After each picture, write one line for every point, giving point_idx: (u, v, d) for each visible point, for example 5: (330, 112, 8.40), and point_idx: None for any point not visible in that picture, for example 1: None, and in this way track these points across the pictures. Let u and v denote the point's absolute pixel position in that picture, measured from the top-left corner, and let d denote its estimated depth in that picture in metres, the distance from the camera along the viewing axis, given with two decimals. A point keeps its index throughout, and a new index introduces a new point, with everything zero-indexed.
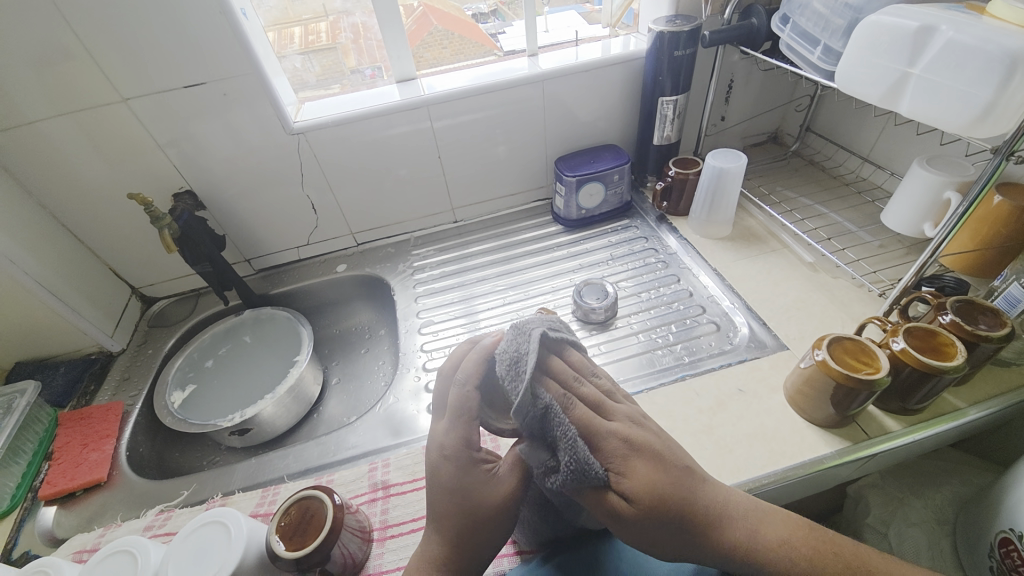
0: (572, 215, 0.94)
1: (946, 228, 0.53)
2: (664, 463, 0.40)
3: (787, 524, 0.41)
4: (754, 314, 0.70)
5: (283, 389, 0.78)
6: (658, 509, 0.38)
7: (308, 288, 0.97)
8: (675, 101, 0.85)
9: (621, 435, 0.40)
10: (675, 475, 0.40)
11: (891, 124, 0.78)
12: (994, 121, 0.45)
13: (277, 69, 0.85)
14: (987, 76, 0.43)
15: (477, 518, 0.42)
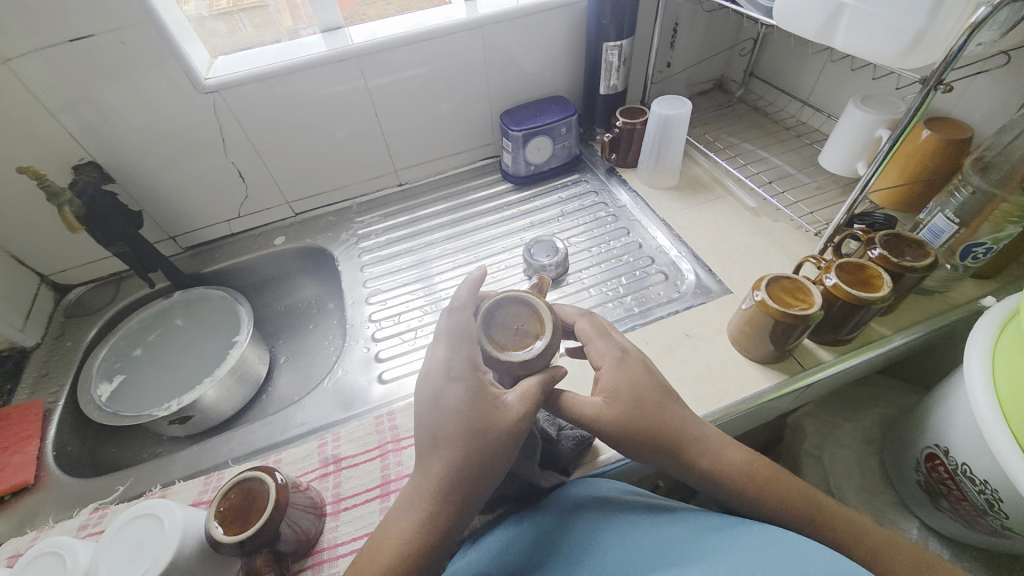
0: (520, 172, 0.91)
1: (875, 164, 0.54)
2: (641, 377, 0.46)
3: (747, 453, 0.46)
4: (700, 261, 0.71)
5: (223, 370, 0.75)
6: (635, 414, 0.44)
7: (244, 264, 0.90)
8: (620, 46, 0.82)
9: (610, 353, 0.47)
10: (657, 390, 0.46)
11: (828, 61, 0.79)
12: (925, 49, 0.44)
13: (190, 35, 0.75)
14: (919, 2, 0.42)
15: (497, 449, 0.41)
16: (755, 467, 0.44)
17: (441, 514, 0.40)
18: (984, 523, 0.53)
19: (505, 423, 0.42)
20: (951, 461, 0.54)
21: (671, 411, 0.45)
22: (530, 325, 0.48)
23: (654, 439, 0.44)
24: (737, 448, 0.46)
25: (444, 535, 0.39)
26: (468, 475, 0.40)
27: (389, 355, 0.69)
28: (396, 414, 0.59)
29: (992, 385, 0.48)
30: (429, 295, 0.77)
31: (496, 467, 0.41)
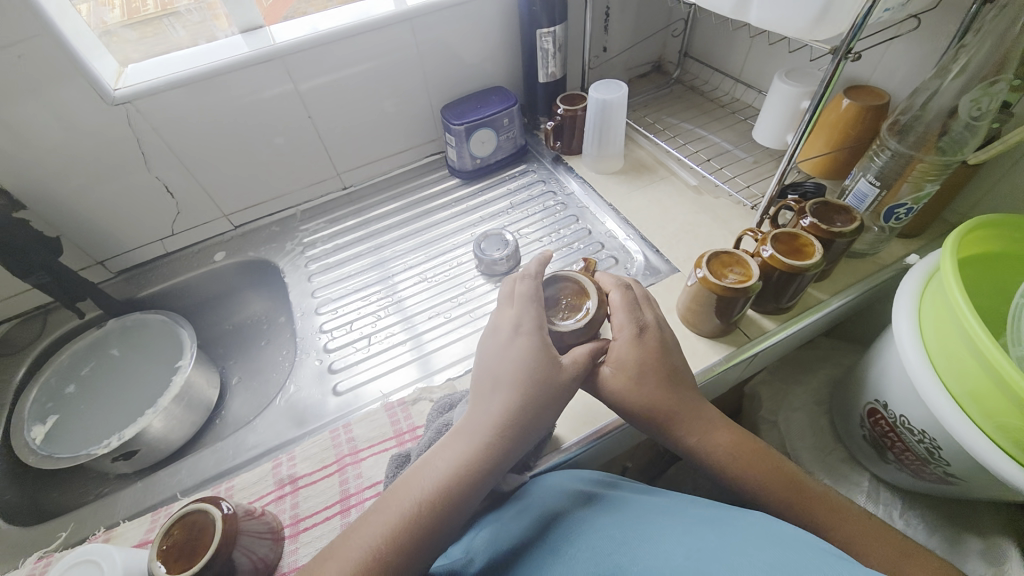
0: (466, 166, 0.89)
1: (800, 134, 0.56)
2: (653, 354, 0.49)
3: (740, 438, 0.48)
4: (648, 242, 0.72)
5: (168, 399, 0.71)
6: (636, 393, 0.48)
7: (183, 284, 0.85)
8: (553, 32, 0.81)
9: (630, 328, 0.51)
10: (667, 366, 0.49)
11: (750, 37, 0.81)
12: (833, 17, 0.44)
13: (96, 45, 0.69)
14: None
15: (547, 396, 0.46)
16: (744, 451, 0.47)
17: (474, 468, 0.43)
18: (926, 470, 0.55)
19: (550, 380, 0.46)
20: (890, 415, 0.57)
21: (669, 392, 0.48)
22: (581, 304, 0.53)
23: (646, 417, 0.48)
24: (731, 433, 0.48)
25: (469, 489, 0.42)
26: (506, 432, 0.44)
27: (342, 365, 0.67)
28: (352, 425, 0.57)
29: (920, 340, 0.51)
30: (386, 298, 0.75)
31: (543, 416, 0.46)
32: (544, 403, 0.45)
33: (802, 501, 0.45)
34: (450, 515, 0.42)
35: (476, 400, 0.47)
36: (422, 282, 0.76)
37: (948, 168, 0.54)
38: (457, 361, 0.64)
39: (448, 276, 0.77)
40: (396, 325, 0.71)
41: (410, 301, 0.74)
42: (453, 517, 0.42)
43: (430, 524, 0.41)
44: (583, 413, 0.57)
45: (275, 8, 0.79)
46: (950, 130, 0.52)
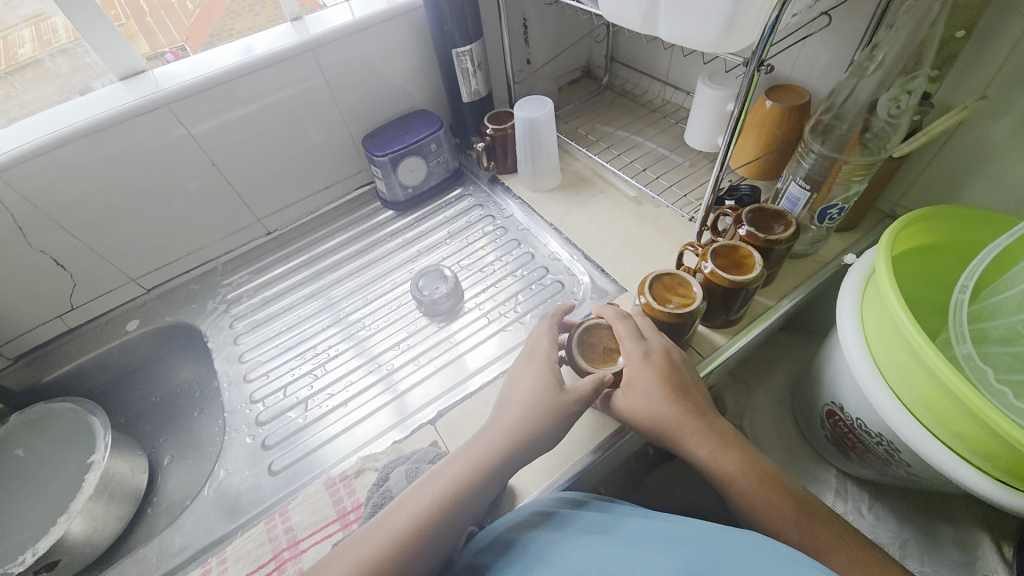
0: (399, 197, 0.84)
1: (728, 139, 0.52)
2: (663, 376, 0.48)
3: (750, 458, 0.46)
4: (592, 262, 0.70)
5: (82, 500, 0.62)
6: (646, 413, 0.48)
7: (93, 362, 0.76)
8: (470, 50, 0.77)
9: (643, 351, 0.49)
10: (677, 386, 0.48)
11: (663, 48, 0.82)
12: (740, 29, 0.42)
13: None
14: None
15: (548, 410, 0.48)
16: (752, 469, 0.46)
17: (492, 470, 0.46)
18: (888, 468, 0.55)
19: (559, 400, 0.48)
20: (847, 417, 0.56)
21: (677, 410, 0.47)
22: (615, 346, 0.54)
23: (648, 434, 0.48)
24: (740, 451, 0.47)
25: (485, 484, 0.45)
26: (525, 437, 0.47)
27: (277, 439, 0.60)
28: (290, 511, 0.51)
29: (865, 344, 0.50)
30: (339, 343, 0.70)
31: (544, 434, 0.47)
32: (554, 415, 0.47)
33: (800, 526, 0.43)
34: (460, 516, 0.44)
35: (503, 408, 0.50)
36: (380, 320, 0.72)
37: (874, 167, 0.53)
38: (429, 403, 0.60)
39: (402, 312, 0.72)
40: (348, 376, 0.65)
41: (374, 338, 0.69)
42: (463, 515, 0.44)
43: (443, 521, 0.43)
44: (541, 460, 0.52)
45: (198, 26, 0.75)
46: (872, 126, 0.51)
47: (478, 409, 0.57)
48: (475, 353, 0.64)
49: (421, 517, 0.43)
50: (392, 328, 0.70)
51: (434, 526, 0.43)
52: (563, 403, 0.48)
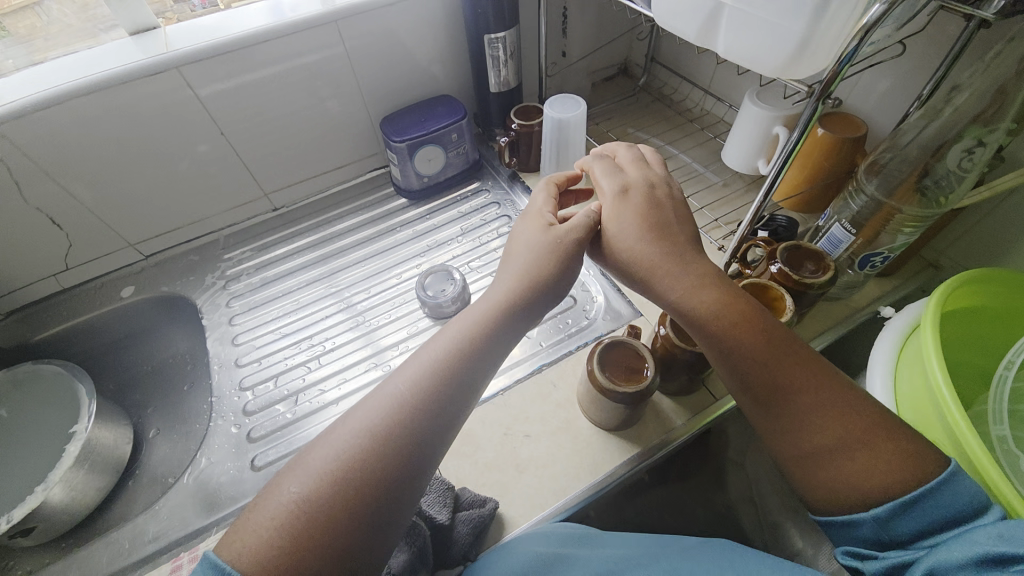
0: (413, 185, 0.80)
1: (778, 166, 0.47)
2: (640, 209, 0.47)
3: (728, 297, 0.42)
4: (608, 279, 0.66)
5: (61, 472, 0.61)
6: (622, 255, 0.46)
7: (84, 326, 0.74)
8: (504, 38, 0.72)
9: (618, 185, 0.49)
10: (655, 222, 0.46)
11: (715, 62, 0.77)
12: (810, 57, 0.37)
13: None
14: (799, 5, 0.35)
15: (548, 242, 0.48)
16: (729, 309, 0.41)
17: (507, 303, 0.45)
18: None
19: (561, 234, 0.48)
20: None
21: (653, 250, 0.45)
22: (640, 362, 0.48)
23: (625, 274, 0.47)
24: (718, 289, 0.42)
25: (499, 329, 0.45)
26: (541, 272, 0.47)
27: (262, 431, 0.58)
28: None
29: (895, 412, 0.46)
30: (337, 336, 0.67)
31: (547, 269, 0.47)
32: (559, 253, 0.47)
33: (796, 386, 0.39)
34: (452, 389, 0.41)
35: (510, 255, 0.50)
36: (382, 316, 0.69)
37: (929, 219, 0.49)
38: None
39: (405, 311, 0.69)
40: (342, 373, 0.63)
41: (374, 335, 0.67)
42: (448, 395, 0.40)
43: (429, 397, 0.40)
44: (534, 490, 0.49)
45: None
46: (934, 171, 0.47)
47: (474, 428, 0.54)
48: None
49: (424, 369, 0.41)
50: (391, 327, 0.67)
51: (423, 399, 0.39)
52: (564, 235, 0.48)
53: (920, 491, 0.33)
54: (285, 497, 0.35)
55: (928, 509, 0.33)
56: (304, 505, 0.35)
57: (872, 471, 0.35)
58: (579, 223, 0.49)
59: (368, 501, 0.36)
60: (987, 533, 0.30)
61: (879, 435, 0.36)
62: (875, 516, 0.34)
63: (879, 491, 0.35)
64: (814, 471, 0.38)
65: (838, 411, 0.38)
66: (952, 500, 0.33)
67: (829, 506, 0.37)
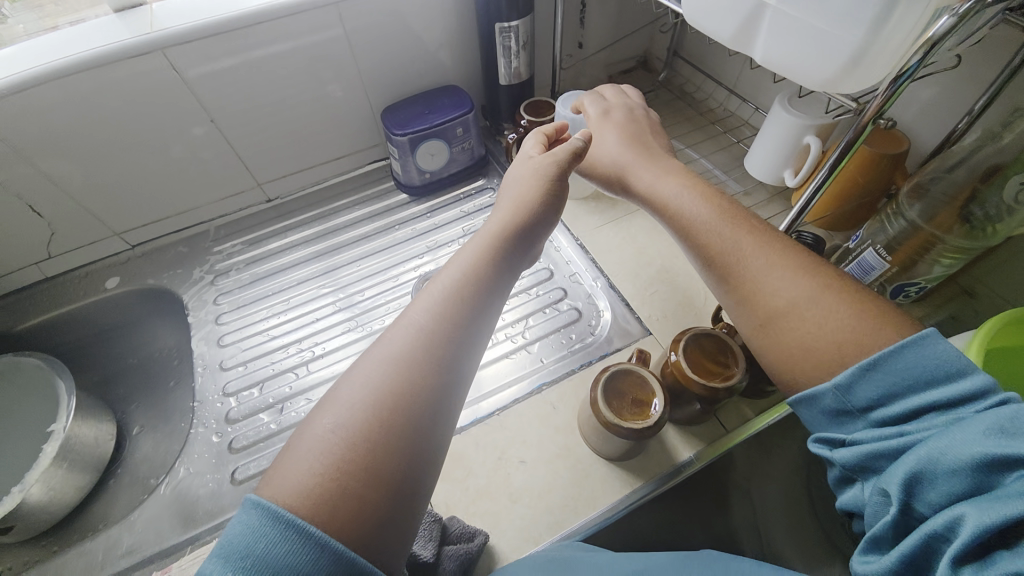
0: (414, 181, 0.76)
1: (817, 185, 0.43)
2: (621, 124, 0.56)
3: (698, 186, 0.48)
4: (617, 294, 0.62)
5: (37, 472, 0.58)
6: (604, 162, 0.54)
7: (69, 316, 0.71)
8: (517, 27, 0.67)
9: (602, 107, 0.59)
10: (635, 136, 0.55)
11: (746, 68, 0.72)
12: (864, 71, 0.33)
13: None
14: (858, 10, 0.30)
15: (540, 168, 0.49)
16: (700, 193, 0.47)
17: (511, 231, 0.45)
18: None
19: (551, 160, 0.49)
20: None
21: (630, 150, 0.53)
22: (647, 394, 0.44)
23: (609, 176, 0.54)
24: (687, 180, 0.49)
25: (495, 274, 0.43)
26: (530, 201, 0.47)
27: (244, 442, 0.55)
28: None
29: None
30: (329, 340, 0.64)
31: (534, 201, 0.47)
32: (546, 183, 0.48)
33: (766, 255, 0.42)
34: (464, 322, 0.39)
35: (500, 201, 0.49)
36: (377, 321, 0.65)
37: (973, 252, 0.45)
38: None
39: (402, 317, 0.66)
40: (331, 380, 0.60)
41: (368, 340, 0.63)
42: (463, 329, 0.39)
43: (447, 331, 0.38)
44: (528, 523, 0.46)
45: None
46: (984, 198, 0.42)
47: (467, 451, 0.50)
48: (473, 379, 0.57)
49: (449, 295, 0.40)
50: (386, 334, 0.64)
51: (441, 332, 0.37)
52: (553, 159, 0.49)
53: (878, 355, 0.33)
54: (323, 429, 0.32)
55: (889, 373, 0.32)
56: (344, 435, 0.32)
57: (825, 333, 0.37)
58: (560, 151, 0.49)
59: (415, 424, 0.34)
60: (976, 421, 0.27)
61: (830, 297, 0.38)
62: (835, 384, 0.34)
63: (834, 355, 0.36)
64: (774, 338, 0.39)
65: (794, 278, 0.40)
66: (914, 373, 0.32)
67: (792, 375, 0.38)
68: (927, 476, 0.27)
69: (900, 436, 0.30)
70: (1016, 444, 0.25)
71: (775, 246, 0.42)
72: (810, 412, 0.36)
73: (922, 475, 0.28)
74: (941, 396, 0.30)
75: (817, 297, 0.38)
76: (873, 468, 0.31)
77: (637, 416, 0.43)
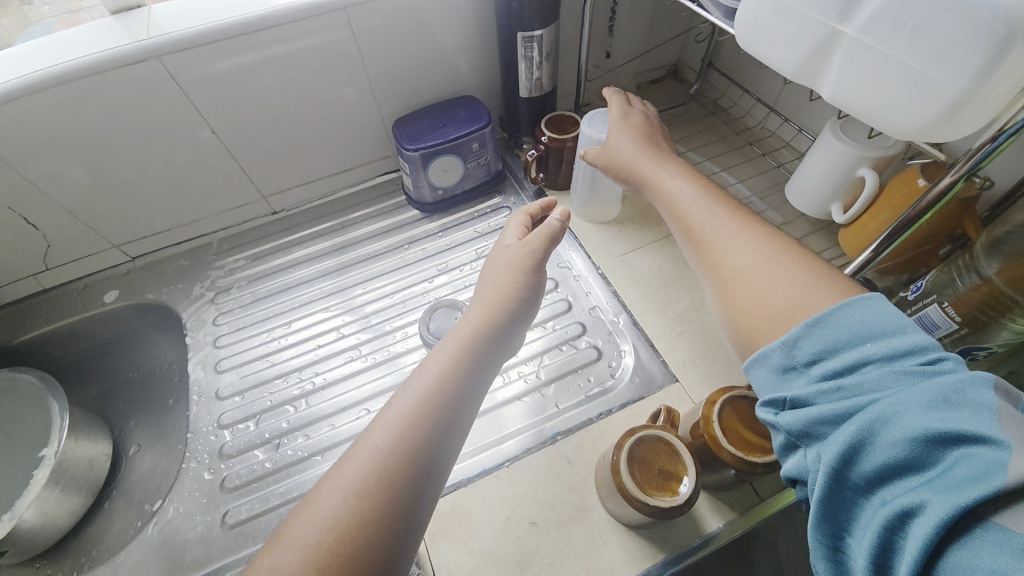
0: (426, 198, 0.72)
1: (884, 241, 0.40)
2: (634, 123, 0.53)
3: (694, 177, 0.45)
4: (641, 333, 0.58)
5: (26, 500, 0.56)
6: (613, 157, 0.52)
7: (68, 330, 0.69)
8: (541, 36, 0.62)
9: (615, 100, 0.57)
10: (645, 134, 0.52)
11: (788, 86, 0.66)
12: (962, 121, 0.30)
13: None
14: (963, 54, 0.28)
15: (516, 257, 0.47)
16: (694, 182, 0.44)
17: (486, 327, 0.42)
18: None
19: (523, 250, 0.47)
20: None
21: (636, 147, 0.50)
22: (677, 466, 0.39)
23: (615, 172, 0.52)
24: (686, 172, 0.46)
25: (471, 376, 0.38)
26: (505, 294, 0.44)
27: (237, 482, 0.52)
28: None
29: None
30: (331, 369, 0.60)
31: (505, 293, 0.44)
32: (516, 278, 0.45)
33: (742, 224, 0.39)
34: (438, 434, 0.34)
35: (479, 289, 0.46)
36: (382, 351, 0.61)
37: None
38: None
39: (409, 346, 0.62)
40: (330, 416, 0.56)
41: (372, 372, 0.59)
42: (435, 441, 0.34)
43: (417, 447, 0.33)
44: None
45: None
46: None
47: (473, 508, 0.47)
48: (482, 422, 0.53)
49: (437, 378, 0.37)
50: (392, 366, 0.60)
51: (412, 452, 0.33)
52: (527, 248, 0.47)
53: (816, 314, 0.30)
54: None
55: (833, 330, 0.29)
56: None
57: (774, 288, 0.33)
58: (536, 239, 0.48)
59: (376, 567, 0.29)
60: (925, 385, 0.24)
61: (787, 264, 0.34)
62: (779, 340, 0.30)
63: (778, 315, 0.32)
64: (731, 298, 0.36)
65: (755, 244, 0.37)
66: (857, 328, 0.28)
67: (748, 340, 0.34)
68: (868, 444, 0.24)
69: (841, 395, 0.26)
70: (962, 416, 0.22)
71: (753, 223, 0.39)
72: (759, 373, 0.31)
73: (872, 445, 0.24)
74: (885, 350, 0.26)
75: (777, 265, 0.34)
76: (818, 434, 0.26)
77: (665, 492, 0.38)
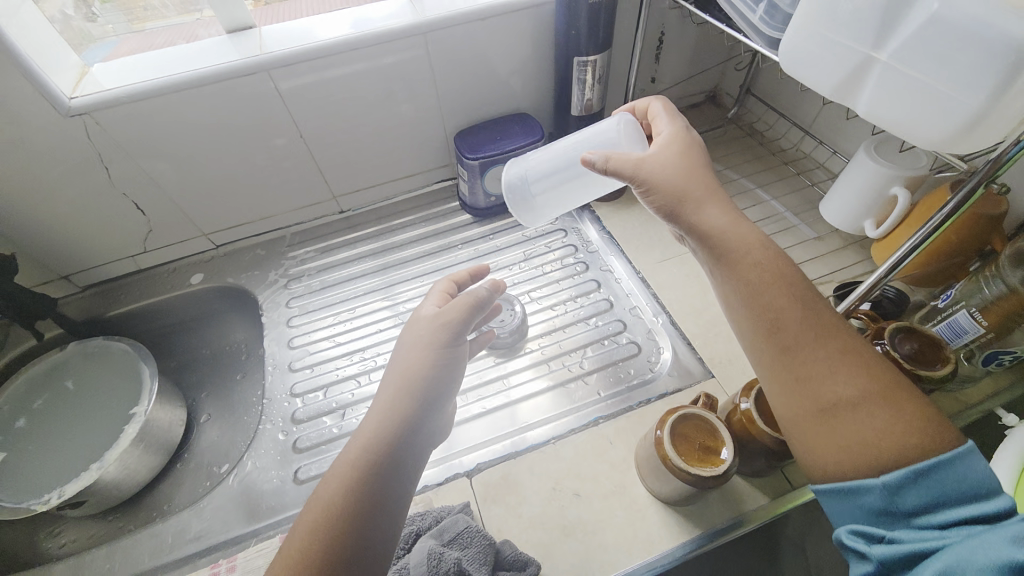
0: (480, 203, 0.79)
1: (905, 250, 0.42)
2: (682, 148, 0.47)
3: (758, 236, 0.41)
4: (679, 333, 0.62)
5: (116, 451, 0.62)
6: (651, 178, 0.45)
7: (156, 306, 0.77)
8: (595, 61, 0.69)
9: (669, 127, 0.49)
10: (691, 166, 0.46)
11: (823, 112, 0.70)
12: (983, 131, 0.35)
13: (47, 34, 0.58)
14: (982, 74, 0.33)
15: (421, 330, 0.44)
16: (770, 259, 0.40)
17: (402, 393, 0.40)
18: None
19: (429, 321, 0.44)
20: None
21: (686, 181, 0.45)
22: (716, 443, 0.43)
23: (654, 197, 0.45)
24: (752, 227, 0.42)
25: (389, 449, 0.38)
26: (417, 363, 0.41)
27: (308, 443, 0.58)
28: None
29: None
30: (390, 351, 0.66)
31: (414, 363, 0.42)
32: (427, 344, 0.43)
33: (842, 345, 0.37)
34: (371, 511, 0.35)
35: (401, 349, 0.44)
36: None
37: None
38: (475, 448, 0.54)
39: None
40: None
41: None
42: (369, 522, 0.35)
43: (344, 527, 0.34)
44: (582, 558, 0.46)
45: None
46: None
47: (523, 478, 0.51)
48: (530, 404, 0.58)
49: (359, 452, 0.37)
50: None
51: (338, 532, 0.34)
52: (437, 317, 0.44)
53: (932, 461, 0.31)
54: None
55: (934, 484, 0.31)
56: None
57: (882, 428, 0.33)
58: (448, 308, 0.45)
59: None
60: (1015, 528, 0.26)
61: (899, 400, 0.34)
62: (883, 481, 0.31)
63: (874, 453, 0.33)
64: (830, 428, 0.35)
65: (858, 372, 0.36)
66: (962, 487, 0.30)
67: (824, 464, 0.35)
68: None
69: (938, 541, 0.28)
70: None
71: (846, 340, 0.38)
72: (845, 507, 0.34)
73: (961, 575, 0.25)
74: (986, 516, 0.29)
75: (881, 400, 0.34)
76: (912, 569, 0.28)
77: (705, 464, 0.42)
